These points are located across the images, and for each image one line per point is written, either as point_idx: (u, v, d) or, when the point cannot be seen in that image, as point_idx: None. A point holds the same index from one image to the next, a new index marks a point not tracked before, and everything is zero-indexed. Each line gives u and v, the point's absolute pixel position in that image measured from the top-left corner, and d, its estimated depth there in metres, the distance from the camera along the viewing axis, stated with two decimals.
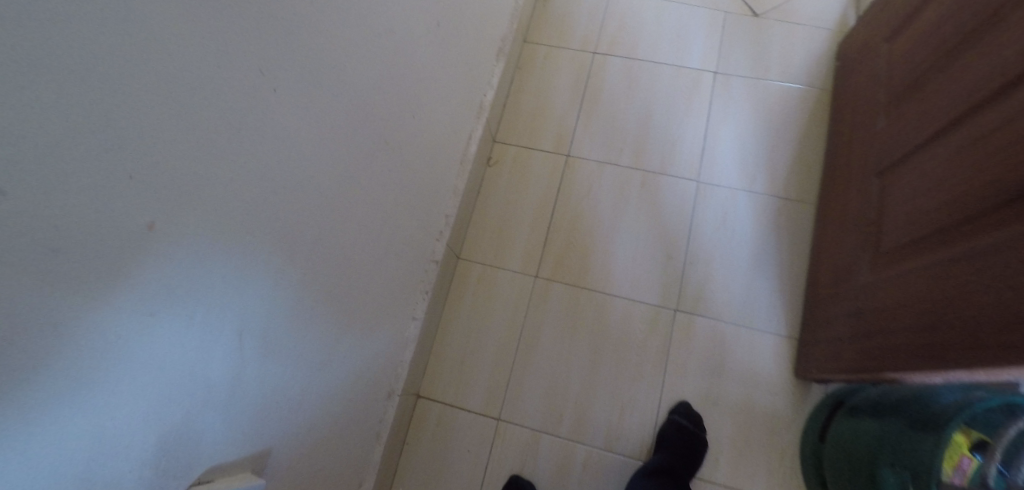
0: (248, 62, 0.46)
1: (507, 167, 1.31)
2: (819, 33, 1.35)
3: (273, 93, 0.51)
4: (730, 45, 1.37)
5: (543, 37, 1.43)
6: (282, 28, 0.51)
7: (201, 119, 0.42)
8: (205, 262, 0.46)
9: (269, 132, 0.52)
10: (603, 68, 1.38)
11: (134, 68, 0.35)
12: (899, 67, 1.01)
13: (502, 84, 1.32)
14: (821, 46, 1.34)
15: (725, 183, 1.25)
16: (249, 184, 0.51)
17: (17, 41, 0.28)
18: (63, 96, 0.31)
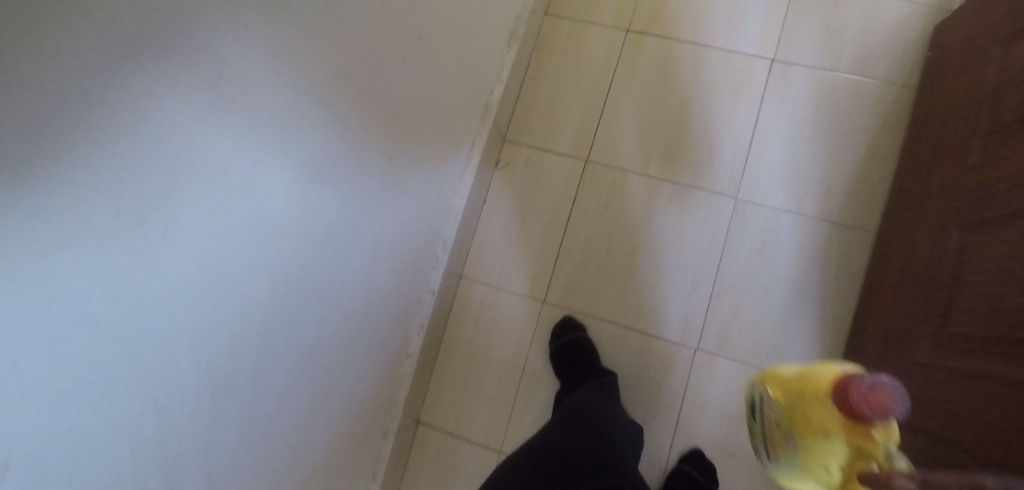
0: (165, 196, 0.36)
1: (518, 173, 1.17)
2: (913, 10, 1.08)
3: (209, 212, 0.41)
4: (796, 23, 1.12)
5: (567, 8, 1.21)
6: (211, 139, 0.39)
7: (78, 303, 0.31)
8: (106, 455, 0.37)
9: (205, 256, 0.42)
10: (636, 49, 1.17)
11: None
12: (1011, 87, 0.80)
13: (513, 74, 1.14)
14: (911, 27, 1.08)
15: (770, 203, 1.07)
16: (171, 333, 0.41)
17: None
18: None
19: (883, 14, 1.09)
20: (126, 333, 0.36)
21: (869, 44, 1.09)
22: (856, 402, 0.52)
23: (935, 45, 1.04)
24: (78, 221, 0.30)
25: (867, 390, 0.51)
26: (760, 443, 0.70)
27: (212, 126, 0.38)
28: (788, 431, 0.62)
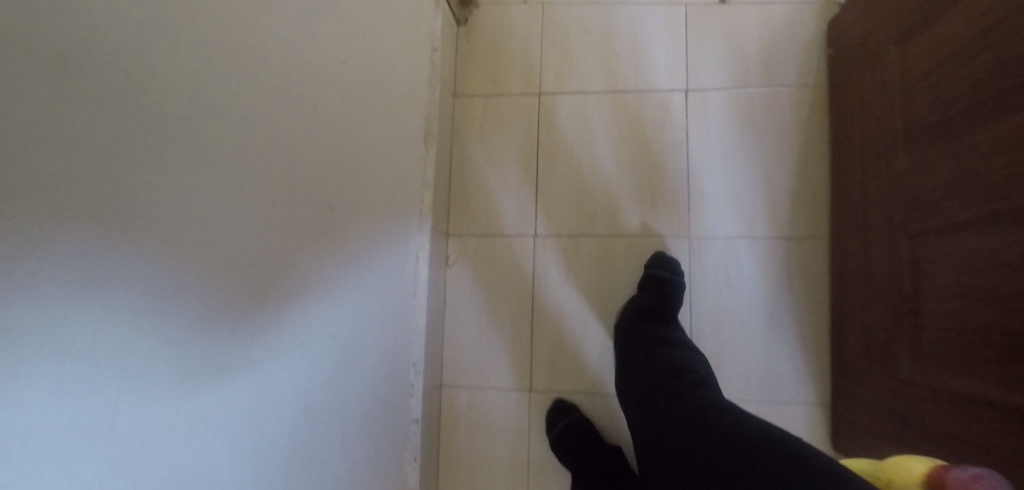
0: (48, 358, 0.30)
1: (470, 264, 1.15)
2: (806, 9, 1.09)
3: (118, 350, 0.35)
4: (699, 48, 1.12)
5: (475, 84, 1.19)
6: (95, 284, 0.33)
7: None
8: None
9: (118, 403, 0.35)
10: (554, 110, 1.16)
11: None
12: (919, 93, 0.80)
13: (439, 170, 1.11)
14: (809, 26, 1.09)
15: (721, 233, 1.07)
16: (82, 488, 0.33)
17: None
18: None
19: (779, 19, 1.10)
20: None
21: (773, 51, 1.10)
22: None
23: (835, 41, 1.05)
24: None
25: None
26: None
27: (142, 262, 0.37)
28: None
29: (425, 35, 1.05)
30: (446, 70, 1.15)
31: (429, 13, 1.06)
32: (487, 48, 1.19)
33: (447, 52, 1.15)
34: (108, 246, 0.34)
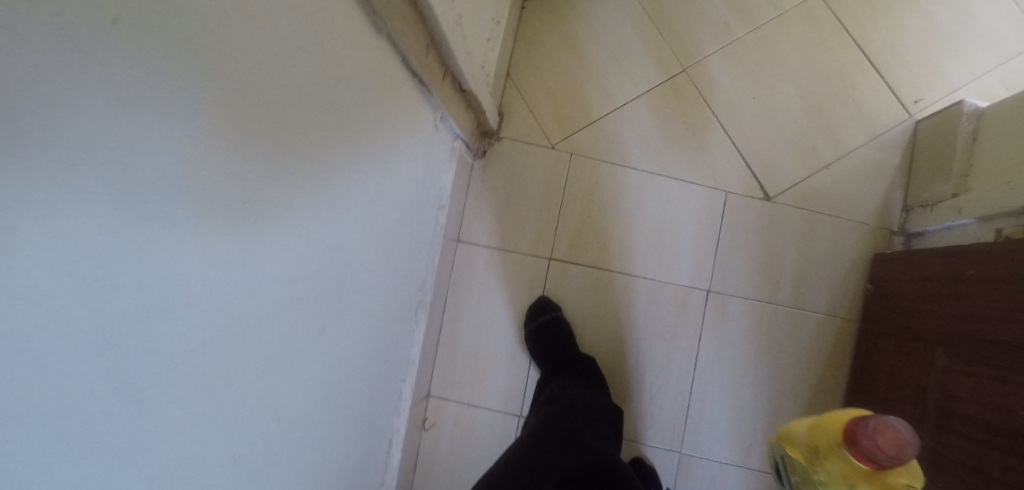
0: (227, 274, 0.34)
1: (447, 428, 1.06)
2: (850, 228, 1.02)
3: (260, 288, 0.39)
4: (730, 245, 1.03)
5: (482, 233, 1.08)
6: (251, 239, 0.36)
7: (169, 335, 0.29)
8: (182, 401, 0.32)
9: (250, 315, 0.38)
10: (563, 280, 1.06)
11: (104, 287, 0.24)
12: (940, 434, 0.72)
13: (429, 331, 1.02)
14: (851, 251, 1.01)
15: (713, 454, 1.01)
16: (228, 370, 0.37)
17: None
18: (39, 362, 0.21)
19: (818, 234, 1.02)
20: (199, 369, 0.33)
21: (808, 268, 1.01)
22: (863, 441, 0.62)
23: (875, 280, 0.98)
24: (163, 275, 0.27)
25: (870, 431, 0.62)
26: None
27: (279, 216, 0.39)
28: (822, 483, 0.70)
29: (433, 194, 0.94)
30: (453, 219, 1.04)
31: (442, 166, 0.94)
32: (500, 193, 1.08)
33: (456, 199, 1.04)
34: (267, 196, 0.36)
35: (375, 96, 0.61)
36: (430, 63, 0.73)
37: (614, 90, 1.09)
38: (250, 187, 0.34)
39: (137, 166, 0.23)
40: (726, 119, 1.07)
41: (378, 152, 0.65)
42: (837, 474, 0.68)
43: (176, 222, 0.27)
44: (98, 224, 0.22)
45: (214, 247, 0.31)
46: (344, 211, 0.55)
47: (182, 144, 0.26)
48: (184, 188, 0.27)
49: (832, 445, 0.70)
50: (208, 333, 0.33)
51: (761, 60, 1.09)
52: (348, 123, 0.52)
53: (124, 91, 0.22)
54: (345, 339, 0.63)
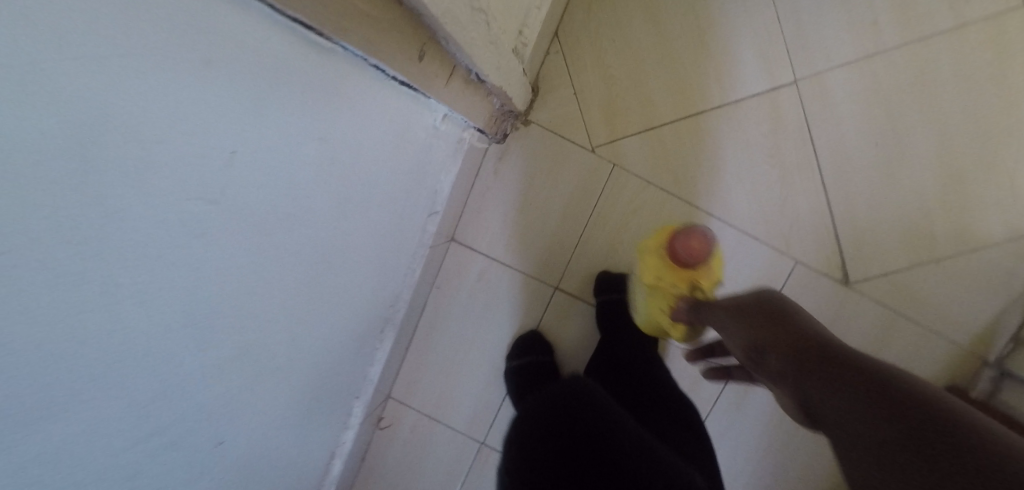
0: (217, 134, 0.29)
1: (403, 434, 0.95)
2: (935, 345, 0.83)
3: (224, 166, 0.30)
4: None
5: (481, 238, 0.87)
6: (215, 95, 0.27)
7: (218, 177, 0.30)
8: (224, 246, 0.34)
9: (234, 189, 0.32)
10: (566, 315, 0.89)
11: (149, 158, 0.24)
12: None
13: (401, 338, 0.87)
14: (919, 367, 0.84)
15: None
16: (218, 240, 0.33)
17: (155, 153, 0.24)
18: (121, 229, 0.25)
19: (896, 342, 0.83)
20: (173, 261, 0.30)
21: None
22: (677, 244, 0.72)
23: None
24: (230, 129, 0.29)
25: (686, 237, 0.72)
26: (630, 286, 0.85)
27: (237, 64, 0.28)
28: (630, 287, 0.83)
29: (425, 199, 0.71)
30: (450, 218, 0.83)
31: (446, 158, 0.71)
32: (514, 193, 0.86)
33: (459, 196, 0.82)
34: (231, 60, 0.27)
35: (307, 143, 0.38)
36: (437, 66, 0.49)
37: (694, 91, 0.82)
38: (198, 89, 0.25)
39: (133, 79, 0.21)
40: (828, 165, 0.81)
41: (316, 205, 0.44)
42: (647, 260, 0.79)
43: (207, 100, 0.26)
44: (128, 87, 0.21)
45: (164, 131, 0.24)
46: (207, 333, 0.36)
47: (173, 30, 0.23)
48: (128, 60, 0.21)
49: (655, 244, 0.79)
50: (185, 218, 0.29)
51: (907, 92, 0.80)
52: (197, 231, 0.30)
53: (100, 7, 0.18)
54: (218, 450, 0.48)
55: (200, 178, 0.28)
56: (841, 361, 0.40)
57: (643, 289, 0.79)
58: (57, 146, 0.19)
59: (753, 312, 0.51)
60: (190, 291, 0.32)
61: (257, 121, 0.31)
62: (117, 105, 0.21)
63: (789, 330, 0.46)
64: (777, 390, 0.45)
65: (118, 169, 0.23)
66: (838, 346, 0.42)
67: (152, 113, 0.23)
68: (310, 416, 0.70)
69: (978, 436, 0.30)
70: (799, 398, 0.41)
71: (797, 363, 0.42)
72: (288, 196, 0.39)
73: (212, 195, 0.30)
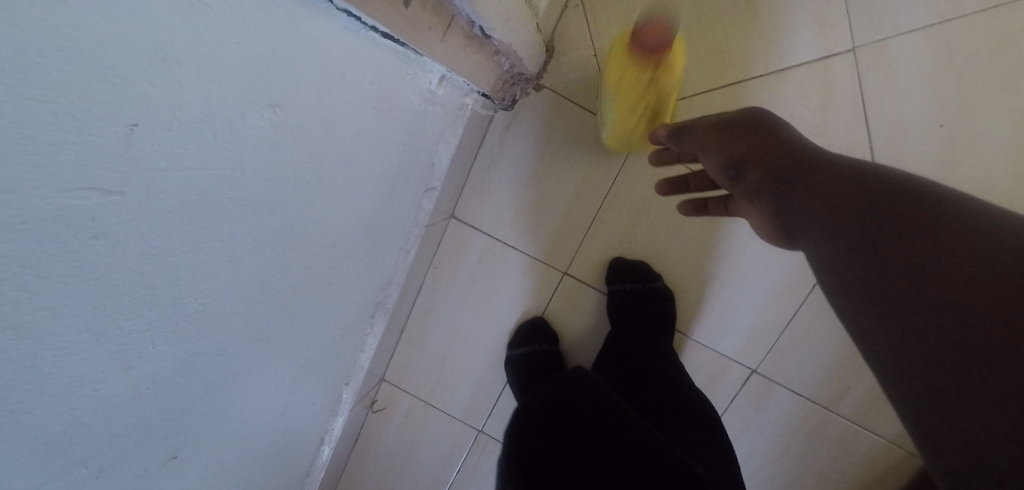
0: (181, 81, 0.24)
1: (397, 419, 0.89)
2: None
3: (171, 137, 0.25)
4: (807, 326, 0.76)
5: (484, 215, 0.79)
6: (175, 33, 0.22)
7: (187, 130, 0.25)
8: (187, 221, 0.29)
9: (188, 168, 0.27)
10: (574, 304, 0.82)
11: (103, 79, 0.20)
12: None
13: (395, 320, 0.80)
14: None
15: None
16: (158, 232, 0.27)
17: (107, 71, 0.20)
18: (48, 171, 0.20)
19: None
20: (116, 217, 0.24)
21: None
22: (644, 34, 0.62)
23: None
24: (193, 78, 0.24)
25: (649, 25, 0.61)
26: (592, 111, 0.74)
27: (195, 16, 0.23)
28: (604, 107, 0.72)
29: (420, 173, 0.63)
30: (451, 192, 0.74)
31: (446, 127, 0.63)
32: (522, 167, 0.77)
33: (460, 169, 0.73)
34: (187, 6, 0.22)
35: (254, 111, 0.30)
36: (431, 14, 0.40)
37: (733, 57, 0.71)
38: (152, 24, 0.21)
39: None
40: (881, 148, 0.71)
41: (276, 188, 0.36)
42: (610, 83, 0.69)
43: (167, 25, 0.22)
44: None
45: (109, 48, 0.20)
46: (140, 334, 0.30)
47: None
48: None
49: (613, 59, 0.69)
50: (132, 165, 0.23)
51: (983, 66, 0.68)
52: (77, 227, 0.22)
53: None
54: (167, 482, 0.40)
55: (71, 157, 0.20)
56: (882, 207, 0.36)
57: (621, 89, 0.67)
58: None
59: (729, 130, 0.50)
60: (84, 302, 0.25)
61: (168, 81, 0.23)
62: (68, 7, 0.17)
63: (797, 172, 0.44)
64: (755, 204, 0.47)
65: (55, 69, 0.18)
66: (826, 169, 0.42)
67: (95, 21, 0.19)
68: (291, 421, 0.62)
69: (994, 229, 0.32)
70: (784, 223, 0.43)
71: (779, 187, 0.44)
72: (229, 180, 0.30)
73: (97, 179, 0.22)
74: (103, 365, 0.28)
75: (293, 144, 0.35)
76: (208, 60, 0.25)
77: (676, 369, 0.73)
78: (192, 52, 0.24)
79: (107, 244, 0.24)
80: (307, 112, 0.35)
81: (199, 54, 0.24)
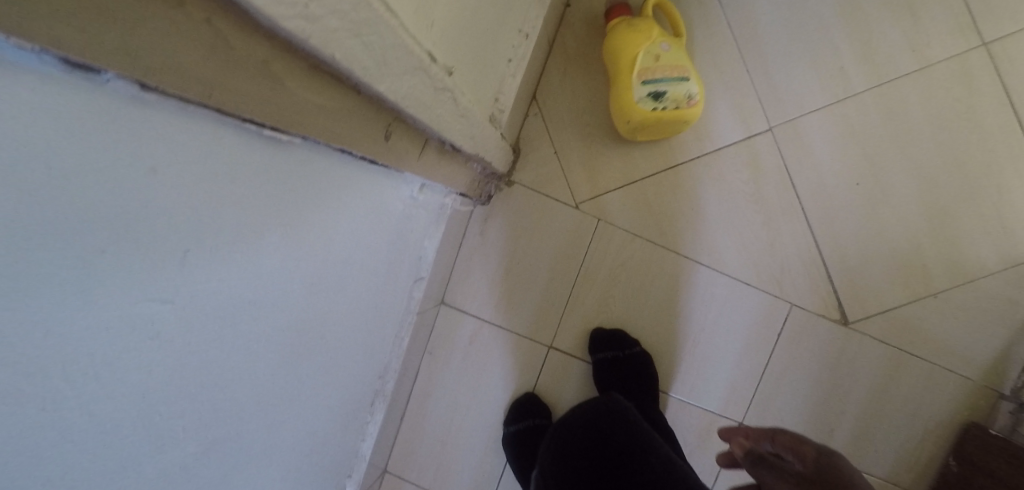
0: (222, 217, 0.33)
1: None
2: (946, 382, 0.80)
3: (211, 257, 0.33)
4: (782, 373, 0.82)
5: (471, 300, 0.86)
6: (219, 186, 0.31)
7: (223, 253, 0.34)
8: (218, 323, 0.36)
9: (222, 279, 0.35)
10: (562, 376, 0.87)
11: (173, 223, 0.29)
12: None
13: (394, 408, 0.83)
14: (931, 407, 0.81)
15: None
16: (195, 334, 0.34)
17: (176, 217, 0.29)
18: (129, 290, 0.28)
19: (905, 381, 0.81)
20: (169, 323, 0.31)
21: (878, 418, 0.82)
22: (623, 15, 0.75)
23: (960, 459, 0.77)
24: (231, 214, 0.33)
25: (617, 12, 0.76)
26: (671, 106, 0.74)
27: (234, 173, 0.32)
28: (672, 93, 0.73)
29: (408, 266, 0.71)
30: (438, 281, 0.82)
31: (429, 225, 0.72)
32: (501, 254, 0.85)
33: (445, 260, 0.82)
34: (228, 166, 0.31)
35: (272, 231, 0.38)
36: (409, 141, 0.50)
37: (671, 143, 0.83)
38: (205, 181, 0.30)
39: (167, 156, 0.27)
40: (811, 207, 0.81)
41: (285, 291, 0.43)
42: (672, 63, 0.74)
43: (215, 181, 0.31)
44: (166, 161, 0.27)
45: (177, 201, 0.29)
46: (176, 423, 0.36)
47: (197, 127, 0.28)
48: (168, 143, 0.26)
49: (649, 47, 0.73)
50: (184, 282, 0.31)
51: (880, 131, 0.81)
52: (142, 330, 0.30)
53: (140, 105, 0.24)
54: None
55: (146, 279, 0.28)
56: None
57: (663, 64, 0.73)
58: (111, 193, 0.24)
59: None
60: (139, 394, 0.31)
61: (213, 218, 0.32)
62: (154, 177, 0.26)
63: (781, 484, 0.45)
64: None
65: (144, 217, 0.27)
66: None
67: (169, 183, 0.28)
68: None
69: None
70: None
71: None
72: (250, 286, 0.38)
73: (157, 294, 0.30)
74: (147, 450, 0.34)
75: (300, 253, 0.43)
76: (241, 202, 0.34)
77: (667, 434, 0.76)
78: (230, 196, 0.33)
79: (159, 344, 0.32)
80: (311, 227, 0.44)
81: (235, 198, 0.33)
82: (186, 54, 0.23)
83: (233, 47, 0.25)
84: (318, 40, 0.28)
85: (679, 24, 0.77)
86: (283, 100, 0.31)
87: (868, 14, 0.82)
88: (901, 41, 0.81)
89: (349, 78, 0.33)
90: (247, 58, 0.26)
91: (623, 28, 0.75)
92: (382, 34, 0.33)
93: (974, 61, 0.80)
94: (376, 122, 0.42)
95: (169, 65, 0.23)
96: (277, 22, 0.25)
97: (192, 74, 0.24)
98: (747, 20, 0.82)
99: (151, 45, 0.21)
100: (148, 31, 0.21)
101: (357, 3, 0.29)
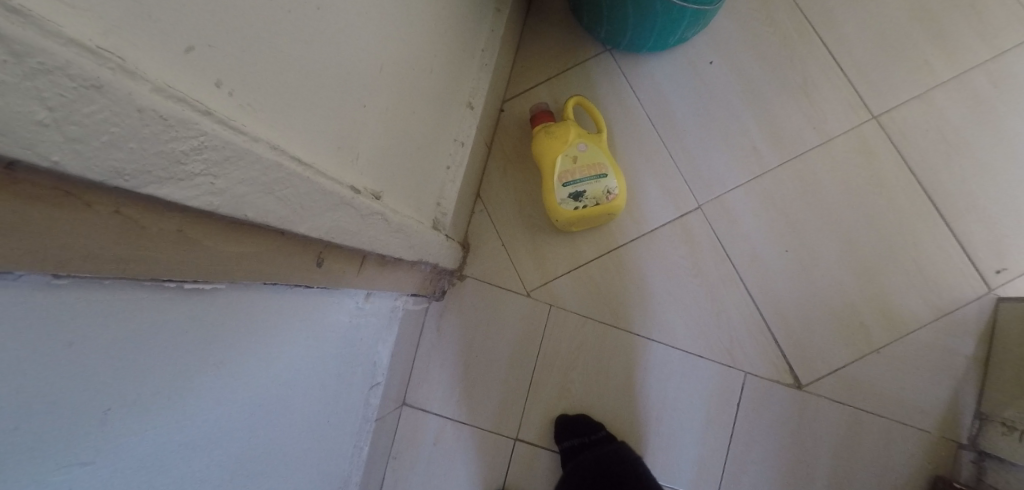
0: (151, 367, 0.34)
1: None
2: (905, 435, 0.83)
3: (137, 408, 0.34)
4: (748, 442, 0.83)
5: (434, 397, 0.86)
6: (149, 341, 0.34)
7: (152, 400, 0.35)
8: (149, 470, 0.37)
9: (151, 426, 0.36)
10: (531, 468, 0.85)
11: (95, 385, 0.30)
12: None
13: None
14: (895, 464, 0.82)
15: None
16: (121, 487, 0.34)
17: (102, 375, 0.31)
18: (46, 456, 0.29)
19: (866, 438, 0.83)
20: (90, 481, 0.32)
21: (846, 477, 0.82)
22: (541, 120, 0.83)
23: None
24: (161, 364, 0.35)
25: (537, 116, 0.84)
26: (591, 200, 0.80)
27: (166, 325, 0.35)
28: (591, 189, 0.80)
29: (363, 373, 0.71)
30: (398, 382, 0.82)
31: (380, 329, 0.73)
32: (460, 347, 0.87)
33: (404, 360, 0.83)
34: (157, 322, 0.34)
35: (204, 369, 0.40)
36: (345, 261, 0.53)
37: (610, 227, 0.88)
38: (134, 339, 0.32)
39: (91, 325, 0.29)
40: (748, 275, 0.86)
41: (221, 426, 0.43)
42: (590, 162, 0.80)
43: (142, 337, 0.33)
44: (89, 329, 0.29)
45: (101, 362, 0.30)
46: None
47: (124, 294, 0.30)
48: (90, 315, 0.29)
49: (566, 150, 0.81)
50: (107, 436, 0.32)
51: (799, 201, 0.87)
52: None
53: (62, 291, 0.27)
54: None
55: (65, 441, 0.29)
56: None
57: (579, 164, 0.80)
58: (31, 370, 0.26)
59: None
60: None
61: (140, 372, 0.33)
62: (77, 345, 0.29)
63: None
64: None
65: (65, 385, 0.29)
66: None
67: (93, 348, 0.30)
68: None
69: None
70: None
71: None
72: (181, 428, 0.39)
73: (78, 454, 0.30)
74: None
75: (239, 385, 0.45)
76: (172, 351, 0.36)
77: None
78: (161, 348, 0.35)
79: None
80: (249, 359, 0.45)
81: (165, 349, 0.35)
82: (97, 243, 0.26)
83: (144, 227, 0.28)
84: (227, 207, 0.31)
85: (600, 120, 0.85)
86: (202, 258, 0.33)
87: (766, 98, 0.90)
88: (802, 121, 0.89)
89: (266, 226, 0.37)
90: (168, 235, 0.30)
91: (543, 134, 0.82)
92: (296, 185, 0.37)
93: (869, 133, 0.88)
94: (306, 254, 0.45)
95: (83, 253, 0.26)
96: (184, 202, 0.28)
97: (105, 255, 0.27)
98: (663, 111, 0.91)
99: (66, 243, 0.24)
100: (58, 232, 0.24)
101: (265, 167, 0.33)
